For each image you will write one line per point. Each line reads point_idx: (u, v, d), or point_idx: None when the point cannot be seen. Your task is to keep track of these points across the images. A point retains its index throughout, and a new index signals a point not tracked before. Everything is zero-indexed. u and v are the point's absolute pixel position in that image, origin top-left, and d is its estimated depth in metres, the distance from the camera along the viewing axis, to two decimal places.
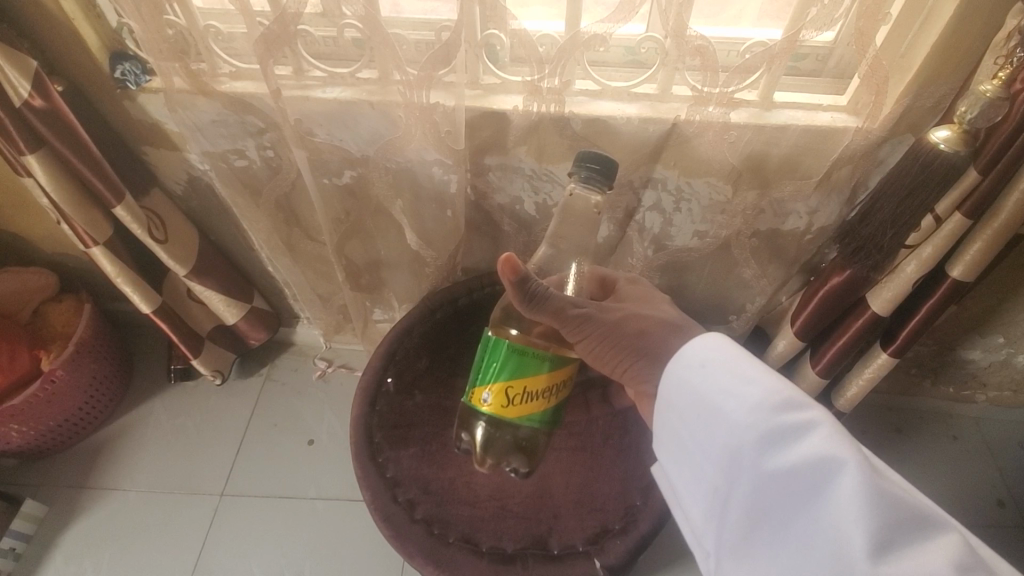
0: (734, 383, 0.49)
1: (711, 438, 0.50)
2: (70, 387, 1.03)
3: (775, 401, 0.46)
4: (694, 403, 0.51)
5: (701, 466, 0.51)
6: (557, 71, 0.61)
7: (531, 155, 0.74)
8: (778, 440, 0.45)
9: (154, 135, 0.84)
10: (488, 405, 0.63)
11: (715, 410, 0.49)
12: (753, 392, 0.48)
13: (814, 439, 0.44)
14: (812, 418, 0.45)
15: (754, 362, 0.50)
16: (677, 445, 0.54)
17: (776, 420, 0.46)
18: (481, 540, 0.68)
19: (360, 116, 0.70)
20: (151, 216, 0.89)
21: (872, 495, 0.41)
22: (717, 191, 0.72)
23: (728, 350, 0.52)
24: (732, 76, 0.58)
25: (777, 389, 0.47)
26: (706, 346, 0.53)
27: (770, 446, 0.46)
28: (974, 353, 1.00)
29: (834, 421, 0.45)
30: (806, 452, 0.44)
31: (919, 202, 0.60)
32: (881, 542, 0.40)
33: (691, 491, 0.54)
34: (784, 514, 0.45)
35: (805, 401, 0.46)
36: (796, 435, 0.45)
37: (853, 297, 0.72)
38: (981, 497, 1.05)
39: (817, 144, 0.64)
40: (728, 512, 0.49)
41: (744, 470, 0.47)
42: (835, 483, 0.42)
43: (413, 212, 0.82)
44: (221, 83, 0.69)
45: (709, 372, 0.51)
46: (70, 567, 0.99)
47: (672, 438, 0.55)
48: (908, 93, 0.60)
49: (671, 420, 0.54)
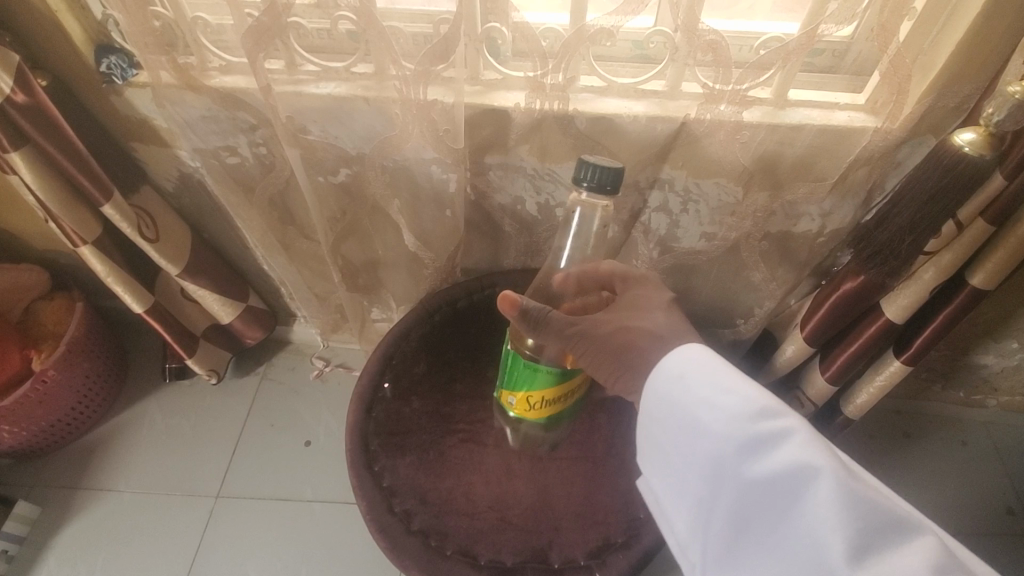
0: (712, 392, 0.47)
1: (692, 448, 0.48)
2: (63, 387, 1.02)
3: (751, 409, 0.44)
4: (674, 413, 0.49)
5: (685, 476, 0.50)
6: (561, 66, 0.58)
7: (533, 155, 0.71)
8: (756, 449, 0.43)
9: (143, 131, 0.81)
10: (514, 407, 0.66)
11: (694, 420, 0.47)
12: (730, 401, 0.45)
13: (791, 446, 0.42)
14: (789, 425, 0.43)
15: (734, 371, 0.48)
16: (661, 456, 0.52)
17: (753, 428, 0.44)
18: (479, 553, 0.65)
19: (356, 113, 0.67)
20: (141, 214, 0.86)
21: (850, 502, 0.39)
22: (727, 192, 0.69)
23: (707, 358, 0.49)
24: (747, 72, 0.55)
25: (755, 397, 0.45)
26: (684, 356, 0.50)
27: (747, 455, 0.44)
28: (987, 358, 0.98)
29: (812, 427, 0.43)
30: (783, 460, 0.42)
31: (941, 207, 0.57)
32: (858, 547, 0.38)
33: (678, 502, 0.52)
34: (764, 524, 0.43)
35: (782, 408, 0.44)
36: (774, 443, 0.43)
37: (866, 302, 0.70)
38: (990, 504, 1.03)
39: (834, 144, 0.61)
40: (714, 522, 0.47)
41: (727, 480, 0.45)
42: (813, 491, 0.40)
43: (411, 212, 0.79)
44: (211, 77, 0.66)
45: (688, 382, 0.49)
46: (63, 569, 0.98)
47: (654, 449, 0.53)
48: (930, 93, 0.57)
49: (653, 431, 0.52)
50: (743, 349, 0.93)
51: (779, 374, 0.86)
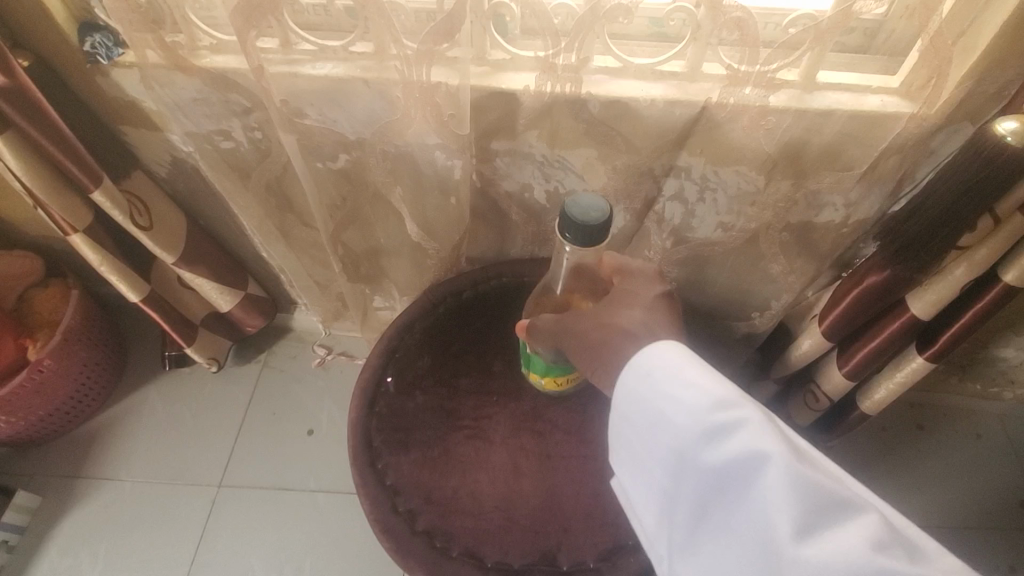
0: (671, 385, 0.46)
1: (652, 440, 0.47)
2: (60, 376, 1.00)
3: (710, 400, 0.44)
4: (634, 407, 0.49)
5: (645, 469, 0.49)
6: (574, 46, 0.54)
7: (542, 140, 0.67)
8: (711, 439, 0.43)
9: (132, 114, 0.77)
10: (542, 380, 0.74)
11: (655, 411, 0.47)
12: (688, 393, 0.45)
13: (745, 435, 0.42)
14: (743, 414, 0.43)
15: (693, 363, 0.47)
16: (621, 450, 0.52)
17: (710, 419, 0.43)
18: (486, 554, 0.63)
19: (354, 96, 0.63)
20: (133, 201, 0.83)
21: (798, 486, 0.39)
22: (747, 181, 0.66)
23: (666, 352, 0.49)
24: (775, 53, 0.51)
25: (711, 389, 0.45)
26: (645, 350, 0.49)
27: (704, 444, 0.43)
28: (1008, 351, 0.95)
29: (764, 415, 0.43)
30: (737, 448, 0.41)
31: (978, 199, 0.54)
32: (804, 526, 0.38)
33: (634, 498, 0.51)
34: (720, 513, 0.42)
35: (739, 398, 0.44)
36: (728, 432, 0.42)
37: (890, 298, 0.67)
38: (1004, 498, 1.01)
39: (865, 131, 0.57)
40: (672, 515, 0.46)
41: (684, 471, 0.45)
42: (764, 477, 0.40)
43: (413, 200, 0.76)
44: (201, 57, 0.62)
45: (647, 375, 0.48)
46: (67, 558, 0.98)
47: (614, 443, 0.52)
48: (972, 77, 0.53)
49: (614, 423, 0.51)
50: (757, 341, 0.90)
51: (793, 368, 0.84)
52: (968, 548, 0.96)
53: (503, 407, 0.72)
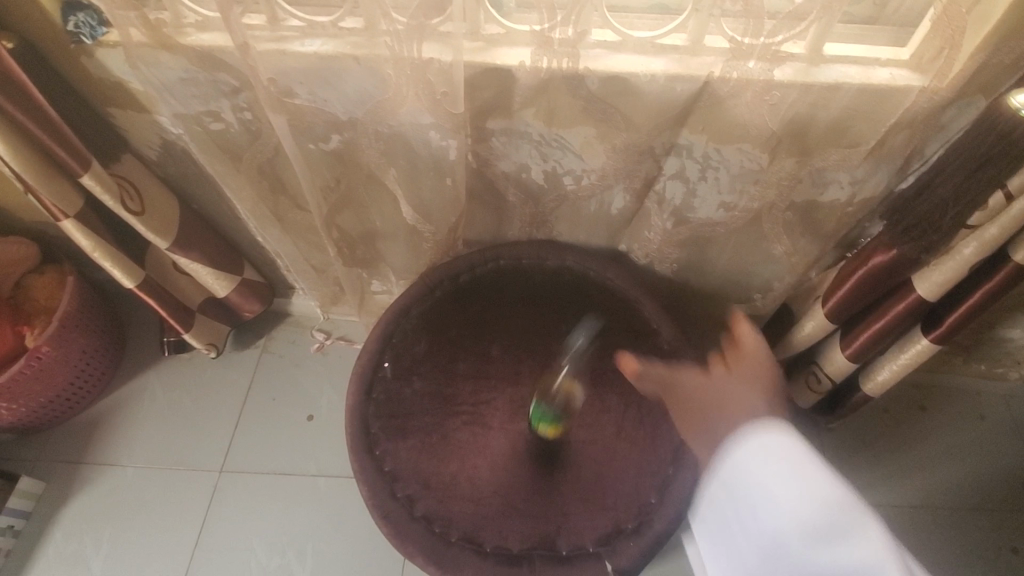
0: (781, 484, 0.47)
1: (754, 531, 0.50)
2: (59, 363, 1.00)
3: (823, 511, 0.45)
4: (739, 486, 0.50)
5: (741, 549, 0.51)
6: (571, 19, 0.52)
7: (539, 119, 0.65)
8: (820, 540, 0.44)
9: (119, 96, 0.75)
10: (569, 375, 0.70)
11: (761, 496, 0.48)
12: (805, 491, 0.46)
13: (858, 545, 0.42)
14: (858, 521, 0.43)
15: (812, 460, 0.47)
16: (721, 519, 0.53)
17: (821, 527, 0.44)
18: (484, 539, 0.63)
19: (345, 74, 0.61)
20: (124, 185, 0.81)
21: None
22: (750, 159, 0.64)
23: (785, 444, 0.49)
24: (780, 24, 0.49)
25: (830, 494, 0.45)
26: (762, 438, 0.49)
27: (807, 550, 0.45)
28: (1014, 332, 0.94)
29: (882, 521, 0.42)
30: (849, 561, 0.42)
31: (989, 175, 0.52)
32: None
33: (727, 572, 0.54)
34: None
35: (856, 505, 0.44)
36: (842, 539, 0.43)
37: (896, 278, 0.65)
38: (1007, 479, 1.00)
39: (873, 105, 0.55)
40: None
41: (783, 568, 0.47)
42: None
43: (408, 182, 0.74)
44: (186, 35, 0.60)
45: (760, 466, 0.49)
46: (72, 543, 0.99)
47: (715, 522, 0.54)
48: (987, 48, 0.51)
49: (713, 490, 0.53)
50: (758, 323, 0.89)
51: (795, 350, 0.83)
52: (968, 528, 0.97)
53: (501, 391, 0.71)
